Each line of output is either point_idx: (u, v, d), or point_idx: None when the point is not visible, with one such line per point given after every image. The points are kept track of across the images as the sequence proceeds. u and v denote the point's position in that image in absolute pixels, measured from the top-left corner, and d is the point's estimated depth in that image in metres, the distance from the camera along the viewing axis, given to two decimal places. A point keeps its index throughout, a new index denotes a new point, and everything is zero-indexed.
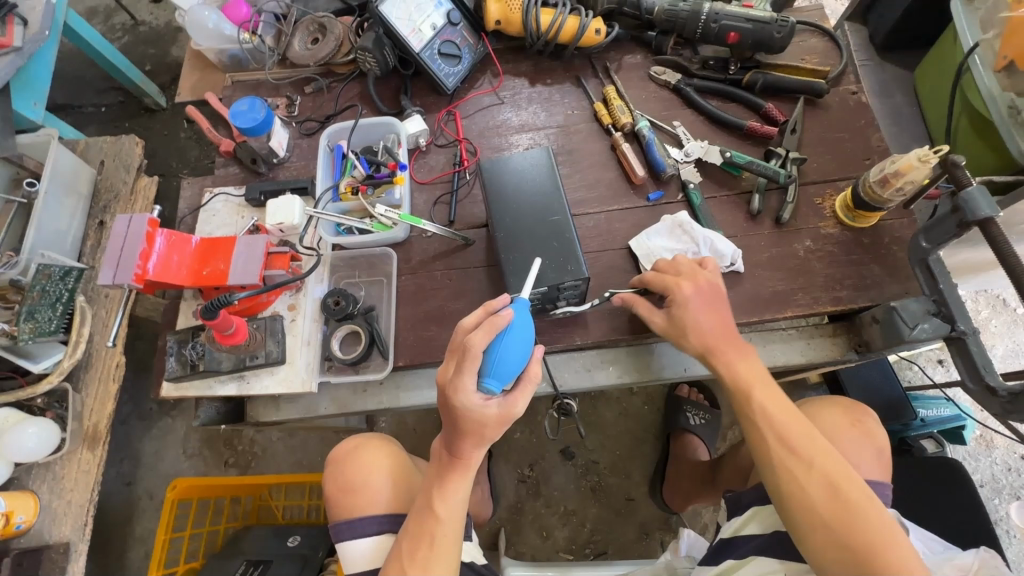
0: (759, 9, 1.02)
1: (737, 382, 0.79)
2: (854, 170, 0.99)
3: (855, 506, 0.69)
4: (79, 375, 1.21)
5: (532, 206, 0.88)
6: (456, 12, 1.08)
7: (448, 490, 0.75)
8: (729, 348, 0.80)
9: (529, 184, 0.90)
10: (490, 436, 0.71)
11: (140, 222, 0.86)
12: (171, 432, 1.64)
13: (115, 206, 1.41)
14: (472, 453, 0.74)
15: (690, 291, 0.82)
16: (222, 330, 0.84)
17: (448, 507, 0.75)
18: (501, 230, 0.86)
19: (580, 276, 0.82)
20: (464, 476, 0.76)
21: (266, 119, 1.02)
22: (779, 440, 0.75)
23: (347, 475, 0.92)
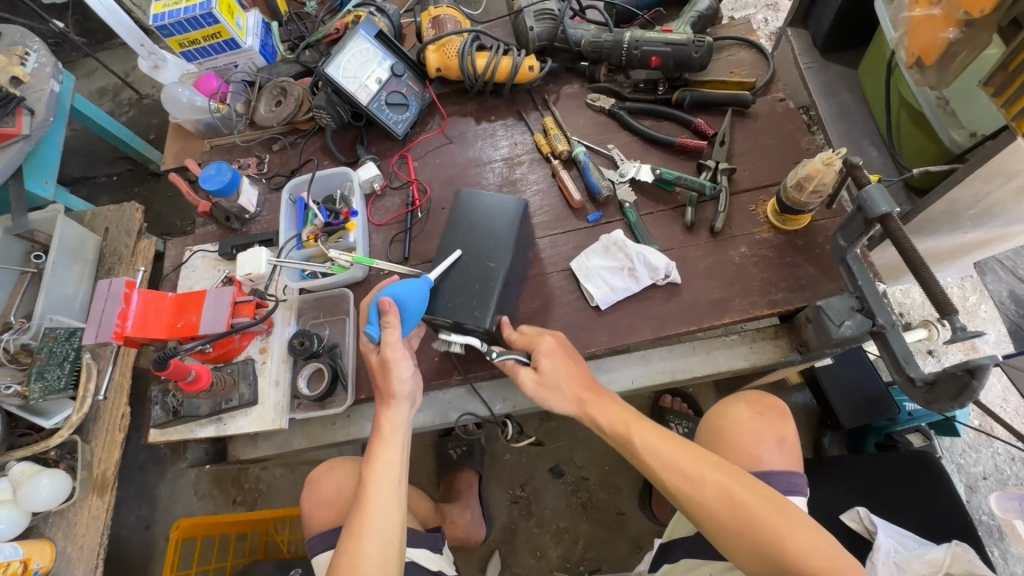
0: (680, 31, 1.07)
1: (612, 427, 0.81)
2: (785, 174, 1.02)
3: (742, 502, 0.73)
4: (88, 427, 1.31)
5: (481, 247, 0.92)
6: (399, 64, 1.17)
7: (373, 459, 0.82)
8: (575, 382, 0.84)
9: (488, 219, 0.95)
10: (392, 389, 0.83)
11: (119, 285, 0.96)
12: (184, 475, 1.73)
13: (118, 268, 1.53)
14: (388, 414, 0.85)
15: (552, 344, 0.87)
16: (183, 378, 0.92)
17: (376, 477, 0.81)
18: (443, 261, 0.92)
19: (480, 326, 0.87)
20: (386, 441, 0.83)
21: (232, 180, 1.11)
22: (662, 470, 0.77)
23: (321, 492, 1.06)
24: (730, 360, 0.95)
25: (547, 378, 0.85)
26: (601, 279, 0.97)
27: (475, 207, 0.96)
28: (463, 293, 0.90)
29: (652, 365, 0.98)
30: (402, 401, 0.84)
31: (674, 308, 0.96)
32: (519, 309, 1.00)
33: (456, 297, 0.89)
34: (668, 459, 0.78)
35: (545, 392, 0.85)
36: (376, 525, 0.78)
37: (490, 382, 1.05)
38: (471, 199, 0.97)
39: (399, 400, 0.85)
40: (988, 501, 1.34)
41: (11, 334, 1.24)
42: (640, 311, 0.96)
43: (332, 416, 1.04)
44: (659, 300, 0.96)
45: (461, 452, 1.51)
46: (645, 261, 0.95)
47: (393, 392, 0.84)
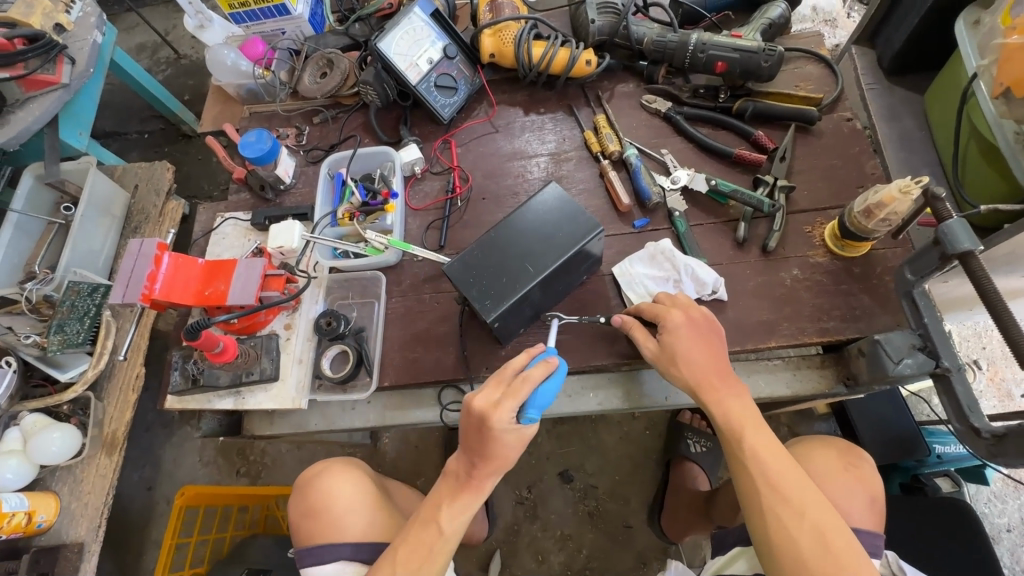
0: (749, 38, 1.03)
1: (727, 420, 0.78)
2: (845, 198, 0.97)
3: (841, 555, 0.66)
4: (102, 384, 1.30)
5: (517, 238, 0.86)
6: (452, 46, 1.14)
7: (452, 506, 0.80)
8: (706, 366, 0.81)
9: (555, 219, 0.87)
10: (505, 461, 0.76)
11: (150, 245, 0.93)
12: (189, 440, 1.72)
13: (144, 227, 1.52)
14: (488, 479, 0.79)
15: (680, 320, 0.83)
16: (211, 349, 0.91)
17: (448, 518, 0.79)
18: (475, 252, 0.85)
19: (483, 317, 0.81)
20: (467, 495, 0.80)
21: (271, 150, 1.08)
22: (758, 471, 0.73)
23: (314, 498, 0.99)
24: (771, 386, 0.90)
25: (668, 359, 0.82)
26: (645, 287, 0.93)
27: (545, 206, 0.88)
28: (482, 287, 0.83)
29: None
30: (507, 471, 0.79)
31: None
32: (555, 310, 0.97)
33: (476, 289, 0.83)
34: (769, 469, 0.73)
35: (662, 363, 0.83)
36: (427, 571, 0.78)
37: None
38: (543, 197, 0.89)
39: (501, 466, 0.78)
40: (1011, 555, 1.29)
41: (35, 285, 1.23)
42: None
43: (351, 400, 1.02)
44: None
45: None
46: (693, 274, 0.91)
47: (506, 463, 0.77)
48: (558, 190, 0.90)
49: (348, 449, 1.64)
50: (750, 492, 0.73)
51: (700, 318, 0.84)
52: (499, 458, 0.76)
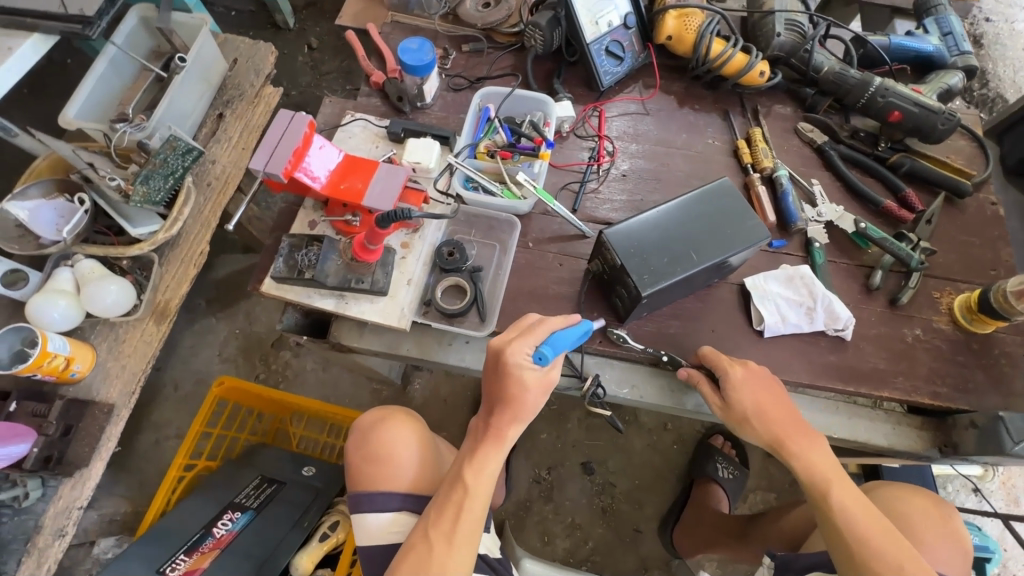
0: (928, 97, 1.04)
1: (814, 473, 0.80)
2: (976, 275, 0.99)
3: None
4: (166, 250, 1.23)
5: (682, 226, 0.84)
6: (632, 16, 1.11)
7: (483, 464, 0.79)
8: (772, 412, 0.82)
9: (721, 215, 0.85)
10: (529, 407, 0.78)
11: (300, 122, 0.89)
12: (212, 332, 1.66)
13: (236, 104, 1.40)
14: (511, 426, 0.80)
15: (741, 373, 0.84)
16: (366, 243, 0.89)
17: (483, 478, 0.79)
18: (635, 228, 0.84)
19: (637, 291, 0.81)
20: (498, 450, 0.80)
21: (430, 64, 1.03)
22: (848, 527, 0.77)
23: (377, 446, 0.98)
24: (870, 433, 0.93)
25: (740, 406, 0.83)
26: (777, 305, 0.94)
27: (711, 201, 0.86)
28: (639, 265, 0.82)
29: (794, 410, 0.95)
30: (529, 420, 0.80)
31: (834, 362, 0.93)
32: (678, 303, 0.97)
33: (635, 267, 0.82)
34: (857, 521, 0.77)
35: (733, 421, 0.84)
36: (470, 527, 0.77)
37: (624, 364, 0.99)
38: (709, 191, 0.87)
39: (523, 414, 0.79)
40: None
41: (128, 128, 1.15)
42: (801, 351, 0.93)
43: (449, 336, 0.99)
44: (821, 349, 0.93)
45: None
46: (829, 306, 0.92)
47: (526, 409, 0.79)
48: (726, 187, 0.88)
49: (374, 384, 1.61)
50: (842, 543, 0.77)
51: (757, 371, 0.85)
52: (516, 402, 0.78)
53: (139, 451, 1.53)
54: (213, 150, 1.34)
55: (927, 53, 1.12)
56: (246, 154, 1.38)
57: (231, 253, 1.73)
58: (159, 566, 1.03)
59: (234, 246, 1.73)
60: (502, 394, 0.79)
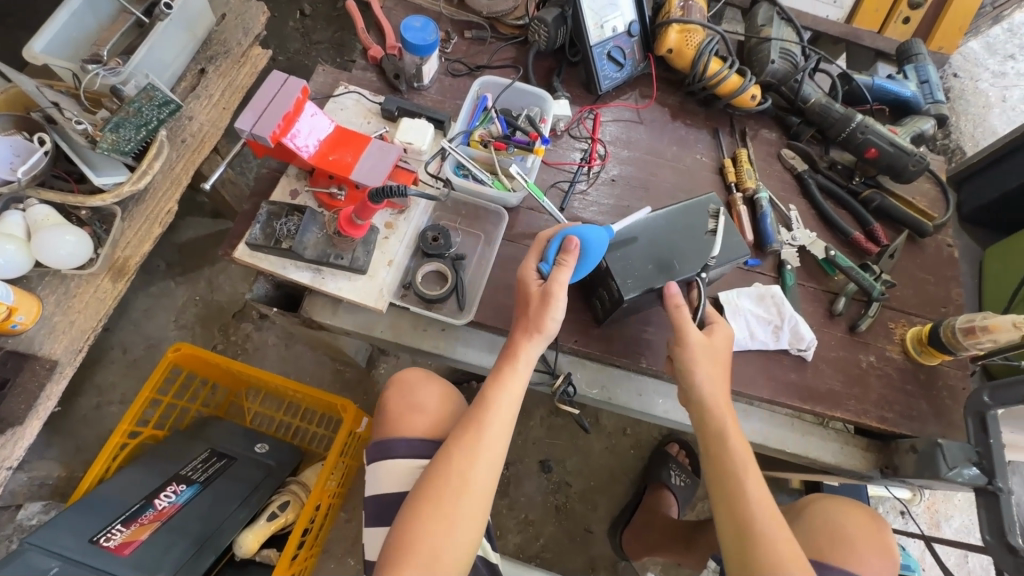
0: (902, 139, 1.10)
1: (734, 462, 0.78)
2: (929, 311, 1.05)
3: None
4: (130, 205, 1.17)
5: (664, 237, 0.86)
6: (636, 25, 1.12)
7: (501, 381, 0.79)
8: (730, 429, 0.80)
9: (698, 229, 0.88)
10: (542, 324, 0.78)
11: (294, 86, 0.86)
12: (169, 296, 1.58)
13: (221, 61, 1.34)
14: (525, 344, 0.80)
15: None
16: (352, 218, 0.87)
17: (504, 399, 0.79)
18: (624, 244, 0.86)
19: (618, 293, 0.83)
20: (516, 370, 0.80)
21: (432, 45, 1.01)
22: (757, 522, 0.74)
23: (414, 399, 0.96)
24: (819, 449, 0.99)
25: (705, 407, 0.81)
26: (746, 321, 0.97)
27: (692, 212, 0.89)
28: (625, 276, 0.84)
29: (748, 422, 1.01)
30: (546, 336, 0.79)
31: (794, 381, 0.97)
32: (653, 311, 0.98)
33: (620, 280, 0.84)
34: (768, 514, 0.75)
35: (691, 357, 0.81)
36: (490, 453, 0.77)
37: (597, 364, 1.00)
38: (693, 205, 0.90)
39: (541, 334, 0.79)
40: None
41: (101, 71, 1.08)
42: (765, 367, 0.97)
43: (425, 322, 0.98)
44: (783, 367, 0.97)
45: None
46: (794, 327, 0.96)
47: (538, 323, 0.79)
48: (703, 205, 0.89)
49: (338, 365, 1.57)
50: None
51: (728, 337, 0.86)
52: (525, 315, 0.80)
53: (78, 414, 1.44)
54: (191, 106, 1.27)
55: (905, 97, 1.19)
56: (226, 114, 1.32)
57: (198, 216, 1.65)
58: (92, 537, 0.96)
59: (202, 210, 1.65)
60: (518, 310, 0.82)
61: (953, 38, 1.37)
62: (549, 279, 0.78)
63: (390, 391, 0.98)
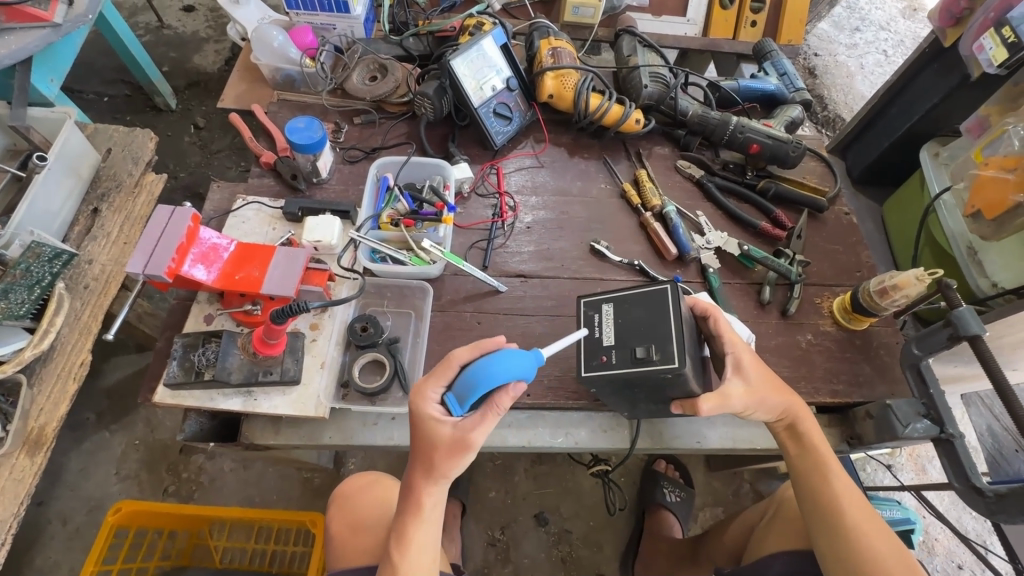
0: (777, 130, 1.18)
1: (816, 449, 0.86)
2: (846, 278, 1.11)
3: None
4: (35, 368, 1.09)
5: (632, 335, 0.79)
6: (514, 79, 1.18)
7: (408, 535, 0.73)
8: (837, 468, 0.85)
9: (676, 323, 0.77)
10: (444, 472, 0.70)
11: (182, 216, 0.85)
12: (106, 449, 1.46)
13: (113, 195, 1.30)
14: (428, 490, 0.72)
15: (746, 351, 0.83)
16: (264, 338, 0.85)
17: (409, 559, 0.73)
18: (654, 357, 0.76)
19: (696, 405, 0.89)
20: (423, 522, 0.73)
21: (320, 140, 1.02)
22: (844, 503, 0.82)
23: (353, 512, 0.98)
24: None
25: (813, 450, 0.86)
26: None
27: (652, 307, 0.80)
28: (699, 376, 0.79)
29: (715, 429, 1.01)
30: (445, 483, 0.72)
31: None
32: None
33: (699, 381, 0.79)
34: (845, 496, 0.83)
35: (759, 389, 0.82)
36: None
37: (555, 414, 0.99)
38: (649, 296, 0.81)
39: (442, 481, 0.72)
40: None
41: None
42: None
43: (373, 416, 0.95)
44: None
45: None
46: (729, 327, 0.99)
47: (442, 471, 0.71)
48: (675, 299, 0.79)
49: (304, 473, 1.48)
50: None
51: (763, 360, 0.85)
52: (427, 463, 0.71)
53: None
54: (88, 249, 1.22)
55: (770, 92, 1.29)
56: (129, 249, 1.27)
57: (123, 355, 1.56)
58: None
59: (126, 347, 1.56)
60: (423, 451, 0.71)
61: (797, 30, 1.49)
62: (462, 422, 0.69)
63: (332, 512, 1.01)
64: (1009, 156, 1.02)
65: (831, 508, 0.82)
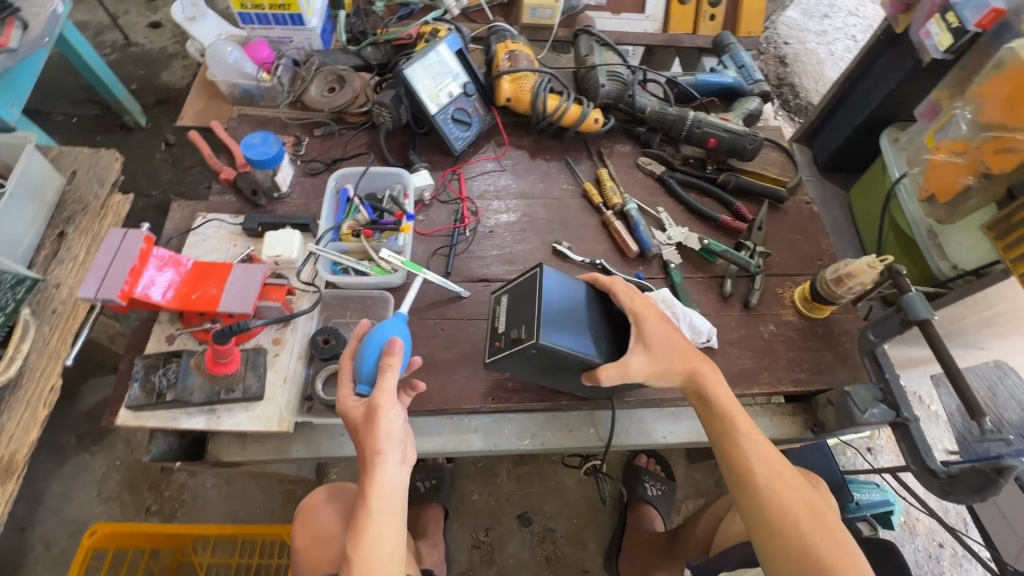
0: (735, 123, 1.19)
1: (721, 407, 0.84)
2: (808, 267, 1.12)
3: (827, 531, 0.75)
4: (4, 396, 1.09)
5: (515, 322, 0.86)
6: (471, 85, 1.18)
7: (362, 526, 0.71)
8: (744, 425, 0.83)
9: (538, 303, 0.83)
10: (377, 443, 0.71)
11: (135, 239, 0.85)
12: (87, 471, 1.46)
13: (79, 218, 1.29)
14: (374, 474, 0.71)
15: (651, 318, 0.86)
16: (217, 356, 0.85)
17: (364, 546, 0.70)
18: (523, 338, 0.82)
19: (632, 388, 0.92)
20: (374, 510, 0.71)
21: (277, 155, 1.03)
22: (754, 460, 0.81)
23: (316, 526, 0.99)
24: None
25: (720, 412, 0.84)
26: None
27: (527, 294, 0.87)
28: (598, 347, 0.84)
29: (681, 424, 1.02)
30: (384, 458, 0.71)
31: None
32: None
33: (598, 352, 0.84)
34: (756, 453, 0.81)
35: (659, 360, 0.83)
36: None
37: (521, 416, 1.00)
38: (528, 282, 0.88)
39: (383, 459, 0.72)
40: None
41: None
42: None
43: (339, 427, 0.95)
44: None
45: (429, 486, 1.41)
46: (691, 323, 0.99)
47: (373, 449, 0.71)
48: (540, 281, 0.85)
49: (287, 486, 1.49)
50: (772, 552, 0.76)
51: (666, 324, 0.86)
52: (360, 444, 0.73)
53: None
54: (55, 273, 1.22)
55: (729, 85, 1.30)
56: None
57: (101, 377, 1.56)
58: None
59: (103, 368, 1.56)
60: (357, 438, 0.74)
61: (756, 22, 1.50)
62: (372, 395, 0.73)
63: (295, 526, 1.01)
64: (957, 140, 1.03)
65: (741, 466, 0.81)
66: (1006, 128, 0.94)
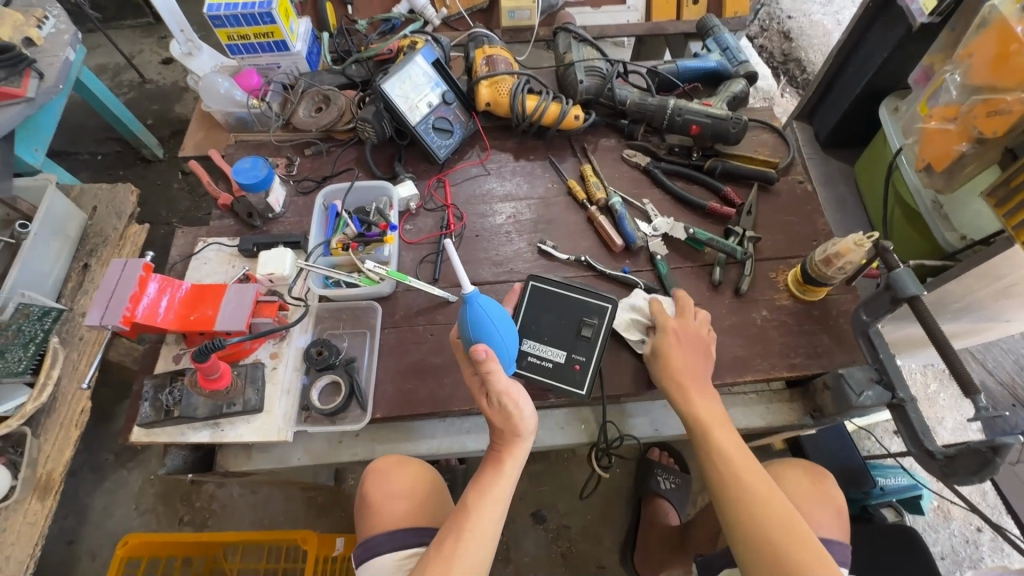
0: (717, 108, 1.17)
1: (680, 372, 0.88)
2: (803, 249, 1.09)
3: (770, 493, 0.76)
4: (40, 420, 1.18)
5: (565, 334, 0.94)
6: (450, 93, 1.20)
7: (486, 487, 0.78)
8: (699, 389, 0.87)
9: (568, 293, 0.97)
10: (518, 426, 0.78)
11: (134, 267, 0.91)
12: (125, 486, 1.56)
13: (101, 250, 1.38)
14: (509, 456, 0.80)
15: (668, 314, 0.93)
16: (207, 374, 0.88)
17: (485, 508, 0.76)
18: (597, 321, 0.95)
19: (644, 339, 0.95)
20: (502, 476, 0.79)
21: (266, 177, 1.07)
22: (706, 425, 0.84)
23: (392, 484, 0.93)
24: (748, 418, 1.01)
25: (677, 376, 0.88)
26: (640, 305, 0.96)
27: (543, 302, 0.96)
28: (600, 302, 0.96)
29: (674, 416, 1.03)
30: (525, 440, 0.79)
31: None
32: None
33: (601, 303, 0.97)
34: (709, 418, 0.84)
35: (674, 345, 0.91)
36: (471, 550, 0.73)
37: None
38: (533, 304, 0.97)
39: (524, 438, 0.80)
40: None
41: None
42: None
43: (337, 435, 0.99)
44: None
45: None
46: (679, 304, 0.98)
47: (520, 428, 0.79)
48: (545, 284, 0.97)
49: (308, 493, 1.54)
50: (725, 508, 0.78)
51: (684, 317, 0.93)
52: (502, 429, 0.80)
53: None
54: (80, 303, 1.30)
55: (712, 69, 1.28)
56: None
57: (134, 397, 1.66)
58: None
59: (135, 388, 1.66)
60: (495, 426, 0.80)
61: (742, 1, 1.47)
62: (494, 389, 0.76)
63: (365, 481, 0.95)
64: (948, 106, 1.00)
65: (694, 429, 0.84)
66: (996, 89, 0.91)
